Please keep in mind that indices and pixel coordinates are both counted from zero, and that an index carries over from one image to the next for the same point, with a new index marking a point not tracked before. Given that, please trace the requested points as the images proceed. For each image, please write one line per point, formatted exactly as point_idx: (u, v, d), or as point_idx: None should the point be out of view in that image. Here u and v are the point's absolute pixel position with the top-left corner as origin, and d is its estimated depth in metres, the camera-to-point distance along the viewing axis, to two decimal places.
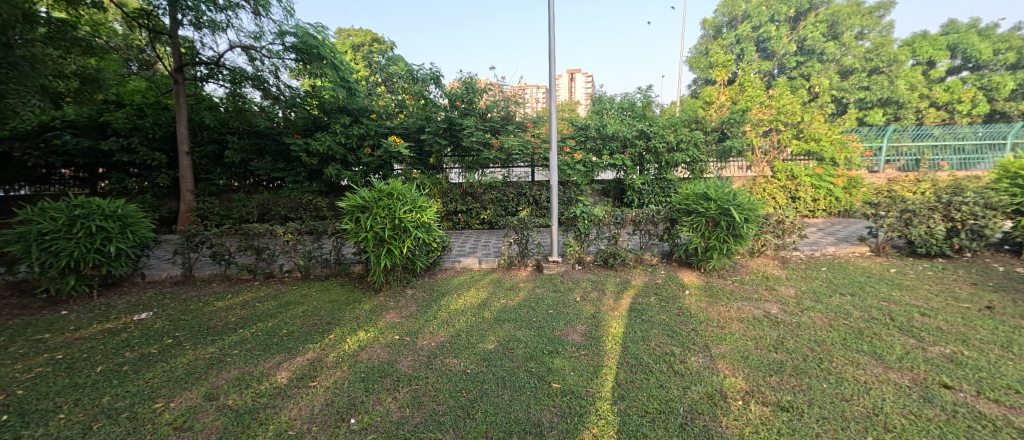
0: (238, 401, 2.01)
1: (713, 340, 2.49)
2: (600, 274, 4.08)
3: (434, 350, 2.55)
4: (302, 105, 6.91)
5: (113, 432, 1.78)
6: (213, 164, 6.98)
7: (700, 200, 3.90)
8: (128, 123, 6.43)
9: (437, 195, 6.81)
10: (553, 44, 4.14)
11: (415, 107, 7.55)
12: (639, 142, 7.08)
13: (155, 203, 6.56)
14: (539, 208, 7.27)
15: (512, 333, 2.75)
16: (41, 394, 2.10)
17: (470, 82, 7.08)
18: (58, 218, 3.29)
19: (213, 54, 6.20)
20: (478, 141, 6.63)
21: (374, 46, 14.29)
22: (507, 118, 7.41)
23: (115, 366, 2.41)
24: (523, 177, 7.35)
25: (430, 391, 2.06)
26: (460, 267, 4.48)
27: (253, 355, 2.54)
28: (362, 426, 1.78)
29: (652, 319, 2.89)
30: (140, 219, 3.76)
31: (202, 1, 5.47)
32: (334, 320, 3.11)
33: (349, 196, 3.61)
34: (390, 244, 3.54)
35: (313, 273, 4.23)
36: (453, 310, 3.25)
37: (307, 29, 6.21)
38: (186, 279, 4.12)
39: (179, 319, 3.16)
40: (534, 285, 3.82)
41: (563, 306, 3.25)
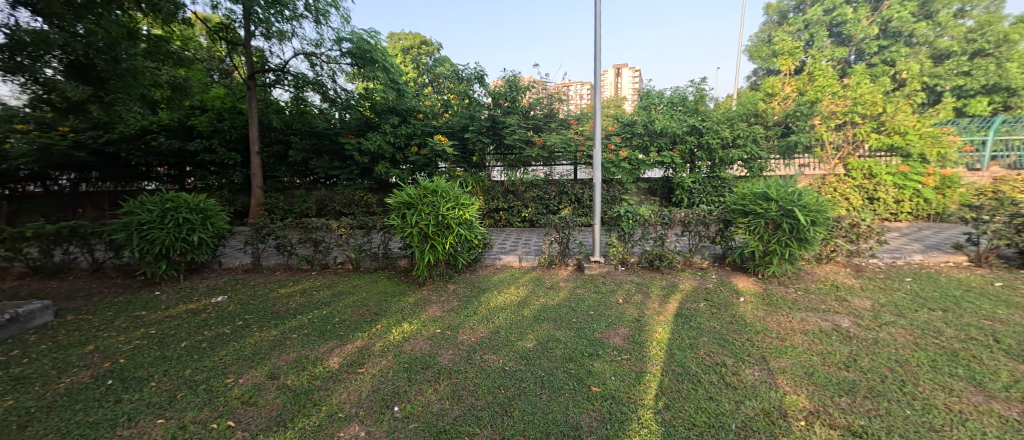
0: (296, 381, 2.18)
1: (771, 353, 2.28)
2: (645, 276, 3.91)
3: (473, 344, 2.60)
4: (356, 107, 7.35)
5: (192, 401, 2.00)
6: (279, 163, 7.63)
7: (758, 199, 3.62)
8: (210, 126, 7.21)
9: (480, 193, 6.92)
10: (599, 39, 4.03)
11: (459, 106, 7.73)
12: (690, 138, 6.74)
13: (231, 198, 7.31)
14: (582, 207, 7.13)
15: (551, 333, 2.72)
16: (139, 364, 2.42)
17: (513, 80, 7.12)
18: (153, 210, 3.76)
19: (280, 61, 6.77)
20: (521, 139, 6.67)
21: (423, 48, 14.84)
22: (550, 116, 7.36)
23: (196, 343, 2.72)
24: (565, 175, 7.24)
25: (469, 386, 2.09)
26: (500, 265, 4.52)
27: (310, 340, 2.73)
28: (405, 414, 1.85)
29: (701, 326, 2.72)
30: (218, 212, 4.19)
31: (272, 13, 5.99)
32: (381, 311, 3.28)
33: (396, 193, 3.78)
34: (433, 240, 3.65)
35: (364, 266, 4.47)
36: (492, 307, 3.28)
37: (361, 35, 6.59)
38: (255, 267, 4.53)
39: (248, 303, 3.49)
40: (574, 285, 3.75)
41: (605, 308, 3.16)
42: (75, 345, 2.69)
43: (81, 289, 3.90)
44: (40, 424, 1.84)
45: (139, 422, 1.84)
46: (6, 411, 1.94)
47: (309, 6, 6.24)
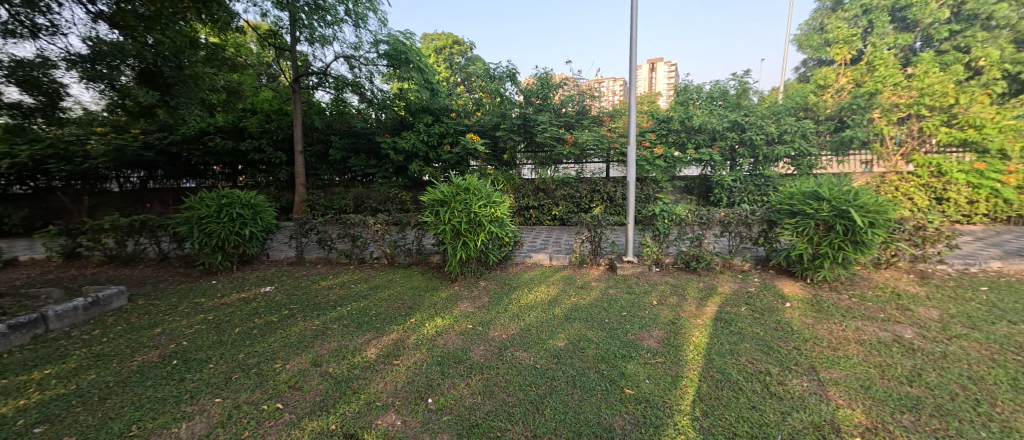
0: (337, 369, 2.29)
1: (822, 363, 2.14)
2: (681, 278, 3.78)
3: (504, 341, 2.61)
4: (391, 107, 7.59)
5: (245, 383, 2.16)
6: (320, 162, 8.01)
7: (808, 199, 3.41)
8: (260, 127, 7.70)
9: (510, 191, 6.94)
10: (635, 34, 3.92)
11: (491, 105, 7.77)
12: (731, 134, 6.44)
13: (277, 194, 7.78)
14: (614, 206, 6.98)
15: (583, 332, 2.69)
16: (199, 346, 2.64)
17: (545, 78, 7.11)
18: (211, 205, 4.07)
19: (322, 65, 7.10)
20: (552, 136, 6.65)
21: (456, 48, 15.06)
22: (581, 113, 7.25)
23: (248, 330, 2.91)
24: (596, 173, 7.11)
25: (501, 382, 2.11)
26: (531, 263, 4.52)
27: (349, 331, 2.86)
28: (438, 407, 1.90)
29: (743, 331, 2.60)
30: (266, 208, 4.47)
31: (315, 18, 6.28)
32: (415, 305, 3.37)
33: (430, 191, 3.87)
34: (465, 237, 3.70)
35: (398, 261, 4.61)
36: (523, 305, 3.29)
37: (397, 37, 6.78)
38: (298, 260, 4.80)
39: (293, 294, 3.70)
40: (606, 285, 3.69)
41: (639, 309, 3.08)
42: (146, 327, 2.97)
43: (150, 276, 4.29)
44: (118, 397, 2.04)
45: (200, 400, 2.00)
46: (91, 385, 2.17)
47: (349, 10, 6.49)
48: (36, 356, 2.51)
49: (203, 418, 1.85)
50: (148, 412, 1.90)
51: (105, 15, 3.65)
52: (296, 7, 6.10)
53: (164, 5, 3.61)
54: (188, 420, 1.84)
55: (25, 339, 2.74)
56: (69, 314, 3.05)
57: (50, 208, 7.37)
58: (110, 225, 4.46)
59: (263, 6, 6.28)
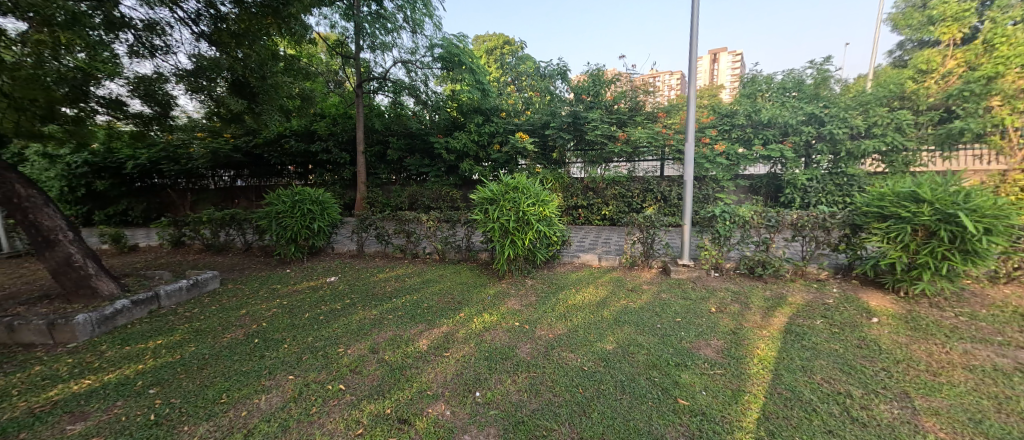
0: (392, 357, 2.43)
1: (918, 389, 1.86)
2: (743, 285, 3.50)
3: (551, 341, 2.60)
4: (444, 108, 7.85)
5: (314, 364, 2.37)
6: (379, 161, 8.53)
7: (904, 200, 2.96)
8: (327, 130, 8.38)
9: (559, 190, 6.89)
10: (696, 24, 3.69)
11: (540, 103, 7.75)
12: (806, 128, 5.84)
13: (341, 192, 8.41)
14: (668, 206, 6.65)
15: (633, 337, 2.59)
16: (276, 328, 2.94)
17: (597, 74, 6.95)
18: (286, 201, 4.51)
19: (382, 70, 7.54)
20: (604, 134, 6.53)
21: (507, 47, 15.25)
22: (635, 109, 7.00)
23: (316, 315, 3.20)
24: (650, 172, 6.82)
25: (548, 381, 2.10)
26: (579, 263, 4.45)
27: (403, 321, 3.03)
28: (485, 400, 1.94)
29: (817, 346, 2.34)
30: (333, 204, 4.86)
31: (377, 26, 6.70)
32: (464, 300, 3.47)
33: (479, 189, 3.95)
34: (513, 235, 3.73)
35: (448, 257, 4.79)
36: (571, 305, 3.25)
37: (451, 40, 7.01)
38: (359, 253, 5.16)
39: (355, 284, 3.99)
40: (659, 289, 3.52)
41: (695, 316, 2.91)
42: (234, 308, 3.38)
43: (237, 264, 4.87)
44: (212, 368, 2.35)
45: (277, 376, 2.24)
46: (191, 355, 2.52)
47: (407, 17, 6.83)
48: (151, 328, 2.97)
49: (278, 392, 2.06)
50: (235, 383, 2.16)
51: (206, 34, 4.17)
52: (361, 17, 6.54)
53: (252, 22, 4.05)
54: (267, 393, 2.06)
55: (143, 313, 3.25)
56: (175, 294, 3.56)
57: (164, 202, 8.80)
58: (207, 217, 5.13)
59: (332, 18, 6.82)
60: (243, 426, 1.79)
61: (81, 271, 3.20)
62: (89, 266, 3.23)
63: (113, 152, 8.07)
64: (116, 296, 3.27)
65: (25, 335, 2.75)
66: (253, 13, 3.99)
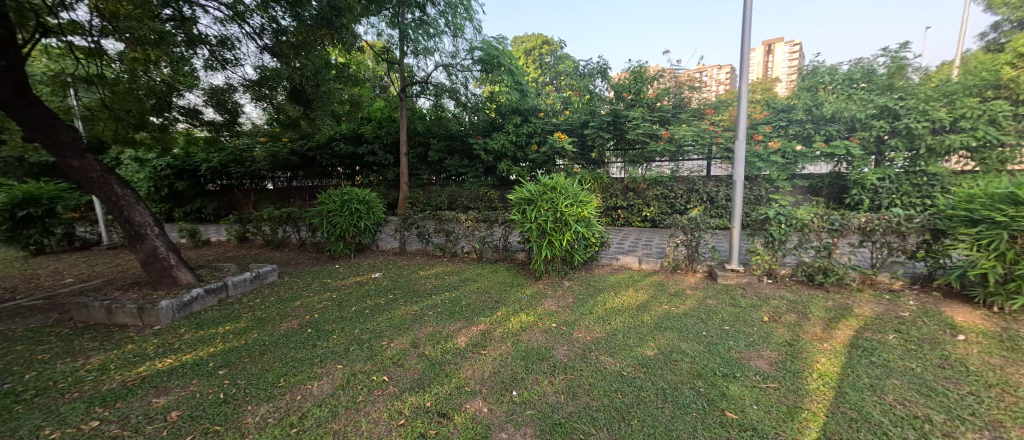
0: (432, 352, 2.51)
1: (1017, 419, 1.62)
2: (801, 293, 3.24)
3: (589, 344, 2.56)
4: (483, 110, 7.97)
5: (359, 355, 2.50)
6: (420, 162, 8.83)
7: (1000, 203, 2.59)
8: (373, 133, 8.80)
9: (597, 190, 6.76)
10: (749, 15, 3.48)
11: (579, 102, 7.62)
12: (877, 122, 5.30)
13: (385, 192, 8.81)
14: (716, 208, 6.32)
15: (676, 343, 2.48)
16: (326, 320, 3.14)
17: (639, 71, 6.67)
18: (336, 201, 4.80)
19: (425, 74, 7.80)
20: (645, 132, 6.34)
21: (545, 47, 15.23)
22: (679, 106, 6.71)
23: (361, 309, 3.37)
24: (695, 172, 6.50)
25: (585, 384, 2.07)
26: (618, 265, 4.34)
27: (442, 318, 3.11)
28: (522, 400, 1.95)
29: (889, 364, 2.12)
30: (377, 204, 5.09)
31: (420, 32, 6.96)
32: (501, 299, 3.50)
33: (517, 189, 3.97)
34: (551, 236, 3.71)
35: (486, 256, 4.86)
36: (610, 308, 3.18)
37: (491, 42, 7.12)
38: (401, 251, 5.39)
39: (398, 281, 4.16)
40: (705, 295, 3.34)
41: (745, 324, 2.73)
42: (290, 300, 3.65)
43: (292, 259, 5.24)
44: (272, 354, 2.55)
45: (327, 364, 2.39)
46: (254, 341, 2.76)
47: (448, 22, 7.01)
48: (220, 315, 3.28)
49: (329, 380, 2.20)
50: (292, 368, 2.34)
51: (269, 47, 4.53)
52: (405, 24, 6.79)
53: (308, 34, 4.34)
54: (318, 380, 2.20)
55: (214, 301, 3.61)
56: (241, 285, 3.91)
57: (230, 201, 9.67)
58: (267, 215, 5.58)
59: (379, 27, 7.15)
60: (299, 409, 1.93)
61: (164, 262, 3.61)
62: (170, 258, 3.64)
63: (190, 156, 9.00)
64: (192, 285, 3.65)
65: (120, 317, 3.16)
66: (309, 25, 4.28)
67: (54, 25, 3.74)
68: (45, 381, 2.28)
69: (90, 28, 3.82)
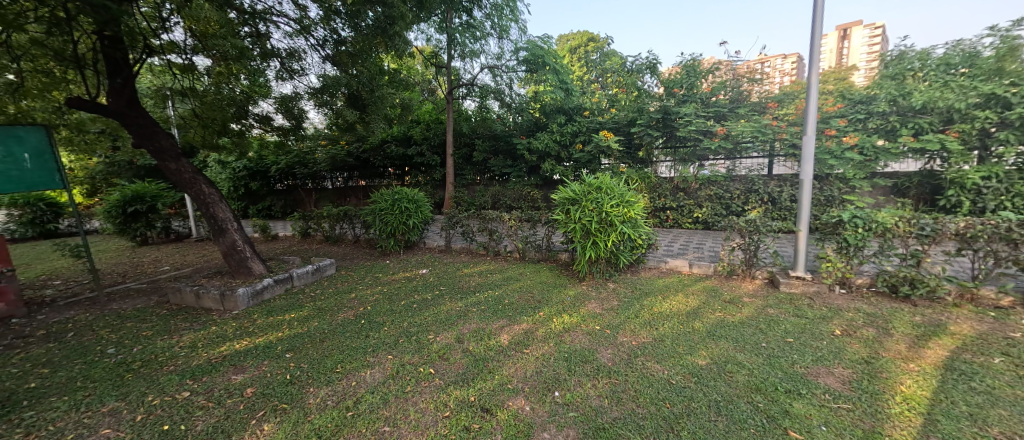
0: (476, 348, 2.57)
1: None
2: (881, 306, 2.89)
3: (635, 349, 2.48)
4: (527, 110, 7.99)
5: (407, 347, 2.62)
6: (465, 163, 9.04)
7: None
8: (421, 135, 9.16)
9: (645, 190, 6.51)
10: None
11: (626, 100, 7.34)
12: (981, 112, 4.59)
13: (432, 191, 9.13)
14: (778, 209, 5.84)
15: (731, 354, 2.33)
16: (378, 312, 3.32)
17: (692, 64, 6.30)
18: (387, 199, 5.07)
19: (471, 77, 8.01)
20: (698, 129, 6.00)
21: (591, 43, 14.96)
22: (737, 101, 6.27)
23: (410, 303, 3.54)
24: (754, 170, 6.12)
25: (630, 390, 2.01)
26: (667, 268, 4.15)
27: (485, 316, 3.16)
28: (565, 401, 1.94)
29: (995, 391, 1.83)
30: (424, 203, 5.29)
31: (467, 36, 7.16)
32: (544, 299, 3.49)
33: (561, 189, 3.93)
34: (595, 237, 3.64)
35: (529, 256, 4.87)
36: (657, 312, 3.05)
37: (536, 42, 7.23)
38: (447, 248, 5.57)
39: (443, 277, 4.30)
40: (765, 304, 3.10)
41: (812, 337, 2.49)
42: (346, 292, 3.92)
43: (348, 253, 5.61)
44: (330, 341, 2.76)
45: (379, 354, 2.53)
46: (315, 329, 2.99)
47: (494, 24, 7.11)
48: (287, 303, 3.60)
49: (380, 369, 2.33)
50: (348, 356, 2.50)
51: (330, 56, 4.88)
52: (452, 29, 6.98)
53: (365, 43, 4.56)
54: (371, 368, 2.34)
55: (282, 290, 3.96)
56: (304, 276, 4.26)
57: (294, 200, 10.55)
58: (327, 213, 6.02)
59: (428, 32, 7.42)
60: (354, 394, 2.06)
61: (241, 253, 4.03)
62: (246, 250, 4.06)
63: (262, 158, 9.94)
64: (264, 275, 4.05)
65: (206, 301, 3.58)
66: (366, 34, 4.50)
67: (157, 46, 4.31)
68: (149, 354, 2.64)
69: (185, 47, 4.35)
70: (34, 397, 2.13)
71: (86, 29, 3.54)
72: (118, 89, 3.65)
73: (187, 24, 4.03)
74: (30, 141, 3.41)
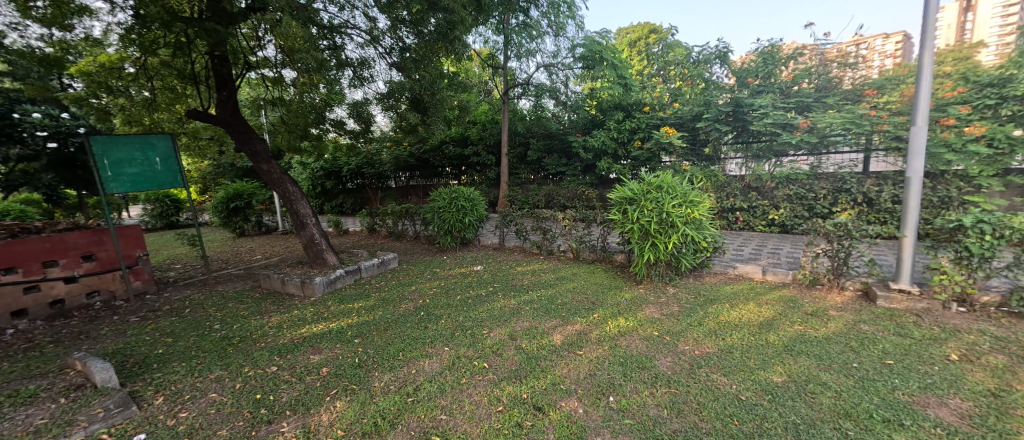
0: (529, 346, 2.59)
1: None
2: (1015, 330, 2.40)
3: (698, 359, 2.32)
4: (583, 107, 7.86)
5: (463, 340, 2.71)
6: (519, 162, 9.10)
7: None
8: (478, 135, 9.41)
9: (711, 189, 6.06)
10: None
11: (691, 93, 6.85)
12: None
13: (486, 190, 9.34)
14: (875, 212, 5.13)
15: (813, 372, 2.08)
16: (437, 305, 3.49)
17: (770, 50, 5.71)
18: (445, 198, 5.30)
19: (526, 76, 8.06)
20: (776, 122, 5.44)
21: (651, 35, 14.30)
22: (825, 89, 5.57)
23: (466, 298, 3.66)
24: (845, 167, 5.49)
25: (693, 403, 1.89)
26: (735, 274, 3.83)
27: (538, 314, 3.17)
28: (620, 407, 1.87)
29: None
30: (480, 201, 5.44)
31: (524, 35, 7.22)
32: (599, 301, 3.41)
33: (618, 189, 3.79)
34: (654, 238, 3.48)
35: (583, 256, 4.79)
36: (723, 321, 2.83)
37: (594, 38, 7.13)
38: (501, 246, 5.67)
39: (497, 274, 4.40)
40: (858, 318, 2.73)
41: (919, 361, 2.14)
42: (407, 284, 4.17)
43: (409, 248, 5.96)
44: (392, 330, 2.95)
45: (436, 345, 2.64)
46: (380, 318, 3.22)
47: (551, 22, 7.06)
48: (356, 293, 3.92)
49: (437, 359, 2.45)
50: (409, 345, 2.66)
51: (396, 64, 5.18)
52: (510, 29, 7.08)
53: (427, 49, 4.78)
54: (429, 358, 2.46)
55: (351, 280, 4.32)
56: (371, 268, 4.60)
57: (362, 197, 11.43)
58: (391, 210, 6.44)
59: (485, 34, 7.59)
60: (414, 381, 2.19)
61: (319, 246, 4.47)
62: (322, 243, 4.49)
63: (335, 160, 10.90)
64: (337, 266, 4.45)
65: (290, 287, 4.02)
66: (428, 41, 4.72)
67: (254, 62, 4.92)
68: (245, 331, 3.04)
69: (274, 62, 4.90)
70: (160, 361, 2.55)
71: (201, 50, 4.15)
72: (224, 101, 4.23)
73: (277, 42, 4.53)
74: (160, 147, 4.06)
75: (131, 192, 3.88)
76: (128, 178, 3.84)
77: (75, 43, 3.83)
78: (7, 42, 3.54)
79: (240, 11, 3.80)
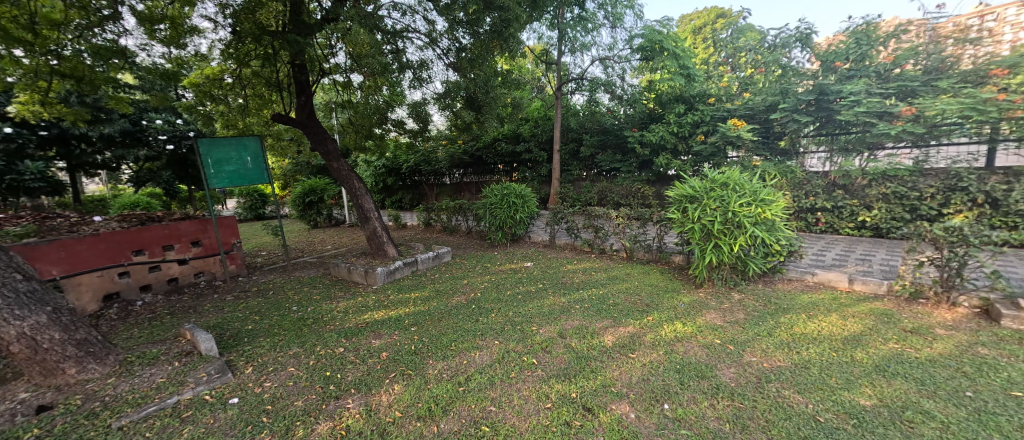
0: (578, 345, 2.55)
1: None
2: None
3: (767, 372, 2.12)
4: (640, 101, 7.52)
5: (512, 335, 2.74)
6: (572, 158, 8.95)
7: None
8: (530, 132, 9.43)
9: (786, 187, 5.50)
10: None
11: (765, 81, 6.14)
12: None
13: (537, 187, 9.33)
14: (1001, 215, 4.29)
15: (913, 398, 1.80)
16: (488, 298, 3.57)
17: (865, 29, 5.02)
18: (497, 194, 5.39)
19: (580, 70, 7.90)
20: (872, 110, 4.76)
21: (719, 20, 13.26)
22: (936, 71, 4.78)
23: (516, 293, 3.71)
24: (961, 161, 4.74)
25: (760, 419, 1.73)
26: (814, 282, 3.44)
27: (588, 314, 3.10)
28: (676, 416, 1.78)
29: None
30: (530, 198, 5.45)
31: (579, 28, 7.08)
32: (653, 304, 3.25)
33: (678, 185, 3.59)
34: (717, 239, 3.24)
35: (637, 256, 4.60)
36: (798, 333, 2.56)
37: (654, 27, 6.79)
38: (551, 243, 5.63)
39: (547, 271, 4.39)
40: (975, 340, 2.31)
41: None
42: (460, 277, 4.32)
43: (461, 243, 6.17)
44: (446, 321, 3.07)
45: (487, 338, 2.71)
46: (435, 308, 3.38)
47: (607, 14, 6.87)
48: (412, 284, 4.13)
49: (487, 352, 2.50)
50: (460, 336, 2.75)
51: (452, 64, 5.32)
52: (565, 24, 7.00)
53: (482, 48, 4.85)
54: (479, 351, 2.52)
55: (408, 271, 4.58)
56: (426, 261, 4.82)
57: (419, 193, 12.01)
58: (445, 205, 6.70)
59: (540, 31, 7.57)
60: (465, 371, 2.26)
61: (380, 238, 4.79)
62: (383, 235, 4.80)
63: (396, 158, 11.57)
64: (396, 257, 4.73)
65: (355, 276, 4.36)
66: (483, 39, 4.79)
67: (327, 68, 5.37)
68: (318, 314, 3.36)
69: (344, 67, 5.30)
70: (250, 336, 2.91)
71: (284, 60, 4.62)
72: (301, 105, 4.67)
73: (346, 48, 4.89)
74: (251, 147, 4.60)
75: (227, 187, 4.45)
76: (226, 174, 4.40)
77: (188, 58, 4.46)
78: (138, 60, 4.22)
79: (316, 23, 4.17)
